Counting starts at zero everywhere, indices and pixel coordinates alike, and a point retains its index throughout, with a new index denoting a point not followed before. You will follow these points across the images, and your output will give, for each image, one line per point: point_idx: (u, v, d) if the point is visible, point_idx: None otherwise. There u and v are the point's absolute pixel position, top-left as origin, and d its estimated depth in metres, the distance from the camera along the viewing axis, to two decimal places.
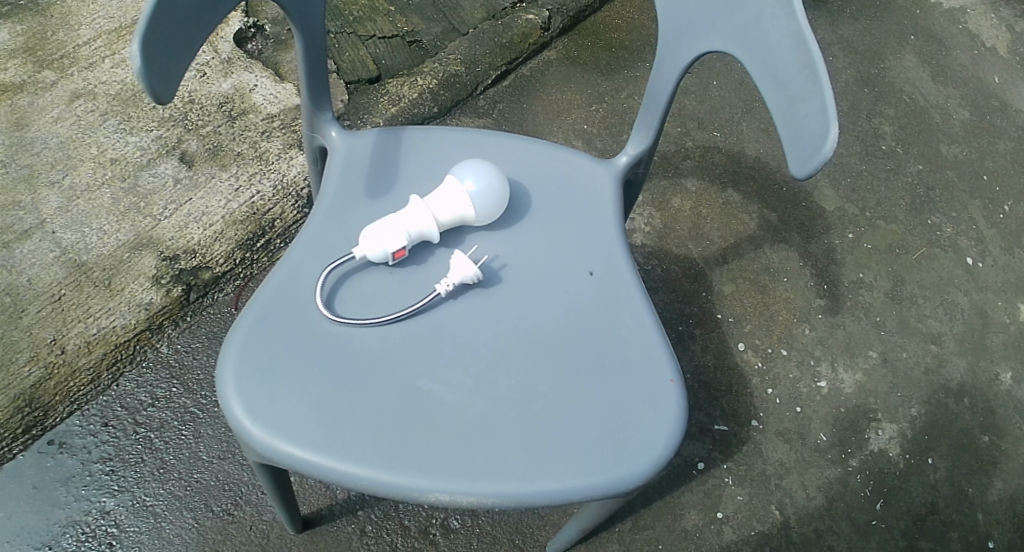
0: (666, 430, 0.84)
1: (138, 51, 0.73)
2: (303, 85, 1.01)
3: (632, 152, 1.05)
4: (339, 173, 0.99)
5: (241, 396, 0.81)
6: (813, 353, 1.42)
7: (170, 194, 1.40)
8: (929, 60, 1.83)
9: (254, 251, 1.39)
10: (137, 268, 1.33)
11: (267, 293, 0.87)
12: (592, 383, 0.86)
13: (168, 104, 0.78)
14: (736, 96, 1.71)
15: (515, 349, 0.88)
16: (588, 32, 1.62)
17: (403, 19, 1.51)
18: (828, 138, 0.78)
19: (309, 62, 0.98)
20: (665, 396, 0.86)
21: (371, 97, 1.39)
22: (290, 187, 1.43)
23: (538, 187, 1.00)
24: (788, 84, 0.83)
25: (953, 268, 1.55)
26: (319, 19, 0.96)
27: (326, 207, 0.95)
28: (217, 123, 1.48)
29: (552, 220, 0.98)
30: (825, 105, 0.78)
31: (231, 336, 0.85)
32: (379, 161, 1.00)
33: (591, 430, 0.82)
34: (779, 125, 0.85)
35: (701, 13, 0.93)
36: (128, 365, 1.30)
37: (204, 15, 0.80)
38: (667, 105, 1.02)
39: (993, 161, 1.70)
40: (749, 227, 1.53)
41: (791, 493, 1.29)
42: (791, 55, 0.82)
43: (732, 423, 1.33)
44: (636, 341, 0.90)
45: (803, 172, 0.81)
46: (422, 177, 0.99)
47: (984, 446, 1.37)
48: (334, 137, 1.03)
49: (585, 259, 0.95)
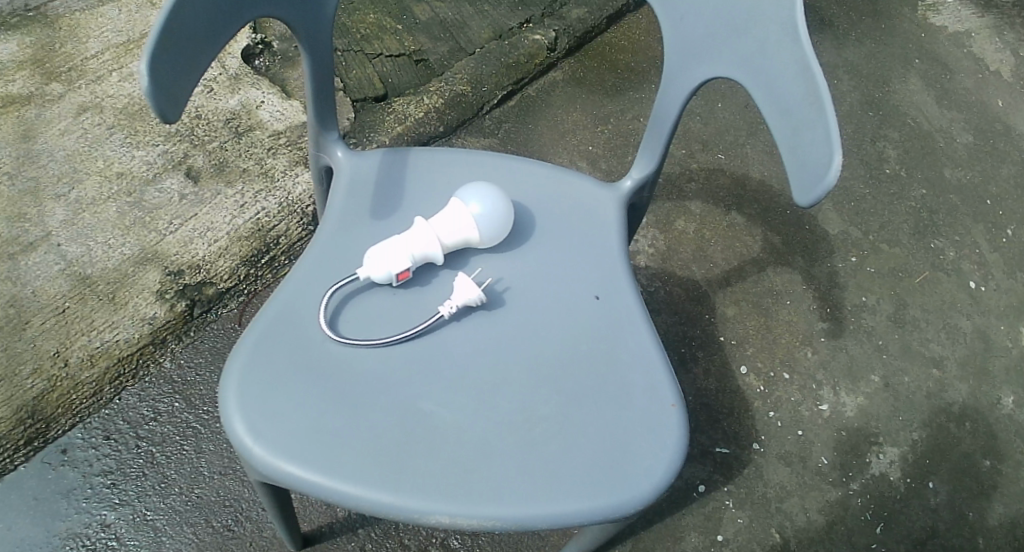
0: (667, 456, 0.84)
1: (145, 70, 0.73)
2: (310, 105, 1.01)
3: (636, 177, 1.06)
4: (343, 193, 0.99)
5: (242, 414, 0.81)
6: (815, 377, 1.42)
7: (176, 209, 1.40)
8: (933, 84, 1.84)
9: (259, 268, 1.39)
10: (140, 282, 1.33)
11: (271, 314, 0.88)
12: (594, 406, 0.86)
13: (175, 122, 0.78)
14: (741, 119, 1.71)
15: (517, 373, 0.88)
16: (594, 53, 1.62)
17: (410, 38, 1.52)
18: (832, 166, 0.78)
19: (317, 83, 0.98)
20: (666, 422, 0.86)
21: (376, 115, 1.40)
22: (295, 203, 1.43)
23: (543, 211, 1.00)
24: (793, 111, 0.83)
25: (955, 292, 1.55)
26: (327, 42, 0.97)
27: (331, 228, 0.96)
28: (223, 139, 1.48)
29: (557, 244, 0.98)
30: (829, 134, 0.78)
31: (233, 356, 0.85)
32: (384, 183, 1.00)
33: (592, 454, 0.83)
34: (783, 151, 0.85)
35: (706, 38, 0.93)
36: (131, 379, 1.30)
37: (212, 33, 0.80)
38: (672, 132, 1.02)
39: (996, 186, 1.70)
40: (753, 249, 1.54)
41: (791, 516, 1.29)
42: (795, 82, 0.82)
43: (733, 446, 1.33)
44: (638, 367, 0.90)
45: (808, 200, 0.81)
46: (426, 198, 1.00)
47: (984, 470, 1.38)
48: (340, 156, 1.03)
49: (589, 284, 0.96)
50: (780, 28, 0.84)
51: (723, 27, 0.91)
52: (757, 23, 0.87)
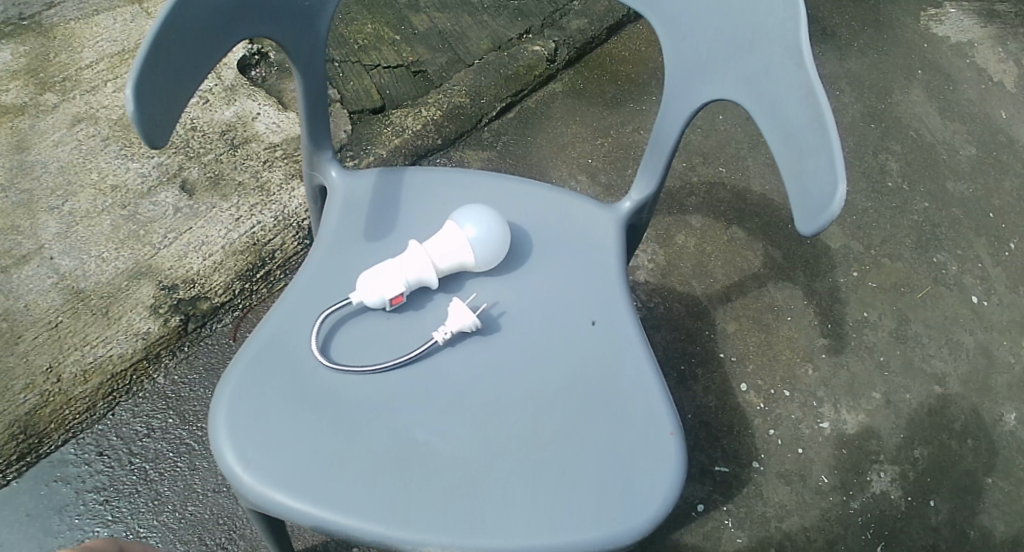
0: (665, 487, 0.82)
1: (132, 94, 0.71)
2: (303, 124, 0.99)
3: (635, 198, 1.04)
4: (338, 214, 0.98)
5: (232, 442, 0.80)
6: (816, 394, 1.40)
7: (170, 222, 1.39)
8: (935, 95, 1.82)
9: (254, 282, 1.38)
10: (134, 296, 1.31)
11: (263, 338, 0.86)
12: (591, 434, 0.84)
13: (161, 146, 0.76)
14: (742, 132, 1.70)
15: (513, 400, 0.86)
16: (594, 65, 1.60)
17: (408, 49, 1.50)
18: (836, 195, 0.76)
19: (310, 102, 0.97)
20: (664, 450, 0.85)
21: (373, 127, 1.38)
22: (291, 217, 1.42)
23: (540, 233, 0.99)
24: (796, 137, 0.81)
25: (958, 307, 1.54)
26: (321, 61, 0.95)
27: (324, 250, 0.94)
28: (219, 151, 1.47)
29: (554, 268, 0.97)
30: (834, 162, 0.76)
31: (225, 381, 0.83)
32: (379, 203, 0.99)
33: (588, 483, 0.81)
34: (786, 179, 0.83)
35: (708, 61, 0.92)
36: (125, 395, 1.28)
37: (199, 55, 0.78)
38: (672, 153, 1.00)
39: (999, 199, 1.69)
40: (754, 265, 1.52)
41: (790, 535, 1.27)
42: (800, 108, 0.80)
43: (733, 464, 1.31)
44: (636, 395, 0.88)
45: (811, 229, 0.79)
46: (422, 220, 0.98)
47: (986, 488, 1.36)
48: (334, 176, 1.02)
49: (587, 308, 0.94)
50: (784, 51, 0.82)
51: (725, 50, 0.90)
52: (761, 46, 0.85)
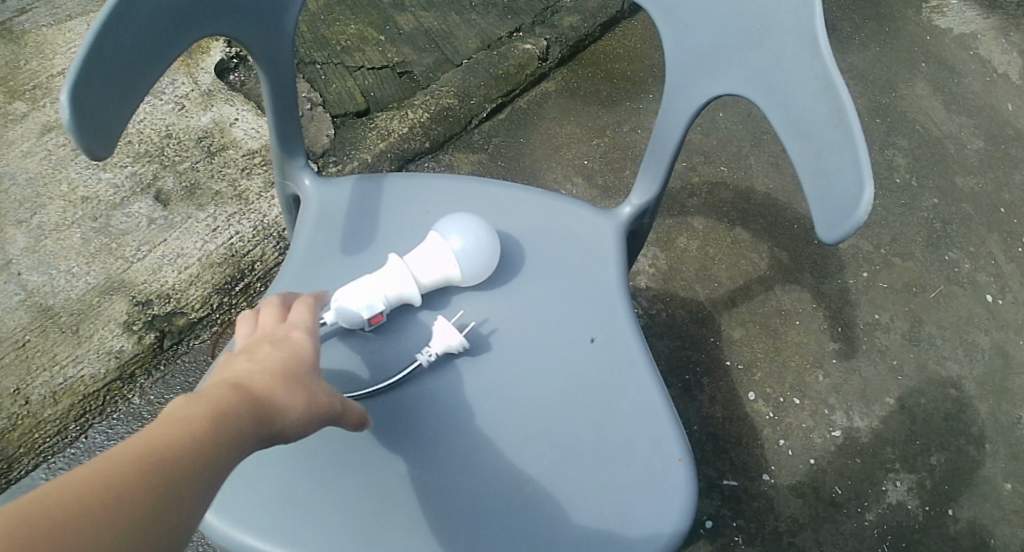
0: (670, 517, 0.76)
1: (66, 99, 0.65)
2: (271, 130, 0.93)
3: (636, 203, 0.98)
4: (311, 227, 0.91)
5: None
6: (828, 402, 1.34)
7: (144, 234, 1.32)
8: (940, 88, 1.77)
9: (233, 296, 1.30)
10: (105, 313, 1.24)
11: None
12: (588, 462, 0.78)
13: (105, 157, 0.70)
14: (743, 128, 1.62)
15: (504, 425, 0.80)
16: (588, 63, 1.54)
17: (393, 49, 1.43)
18: (862, 201, 0.71)
19: (277, 107, 0.90)
20: (669, 479, 0.78)
21: (357, 131, 1.32)
22: (271, 227, 1.36)
23: (533, 242, 0.92)
24: (814, 135, 0.75)
25: (972, 306, 1.48)
26: (287, 62, 0.89)
27: (296, 267, 0.88)
28: (195, 159, 1.40)
29: (548, 280, 0.90)
30: (858, 161, 0.71)
31: None
32: (356, 214, 0.92)
33: (584, 517, 0.75)
34: (805, 179, 0.78)
35: (713, 52, 0.86)
36: (98, 417, 1.20)
37: (150, 56, 0.72)
38: (675, 154, 0.94)
39: (1010, 192, 1.63)
40: (759, 267, 1.45)
41: (804, 551, 1.21)
42: (817, 101, 0.74)
43: (742, 478, 1.25)
44: (638, 417, 0.81)
45: (834, 236, 0.74)
46: (404, 232, 0.92)
47: (1006, 494, 1.31)
48: (307, 186, 0.96)
49: (584, 323, 0.87)
50: (798, 41, 0.76)
51: (732, 40, 0.84)
52: (772, 36, 0.79)
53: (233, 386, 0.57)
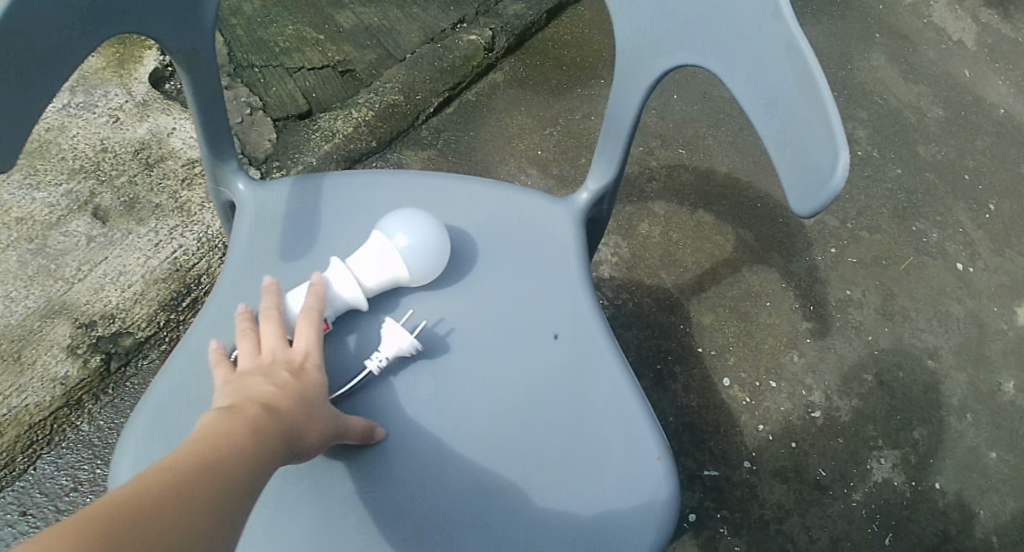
0: (646, 523, 0.71)
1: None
2: (199, 135, 0.86)
3: (592, 189, 0.93)
4: (249, 236, 0.86)
5: None
6: (805, 382, 1.30)
7: (83, 254, 1.19)
8: (896, 59, 1.75)
9: (181, 312, 1.20)
10: (47, 338, 1.13)
11: (167, 388, 0.75)
12: (557, 468, 0.74)
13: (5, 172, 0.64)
14: (699, 109, 1.59)
15: (465, 434, 0.75)
16: (536, 51, 1.50)
17: (334, 48, 1.38)
18: (836, 170, 0.68)
19: (203, 109, 0.84)
20: (645, 479, 0.73)
21: (301, 134, 1.26)
22: (216, 238, 1.25)
23: (488, 236, 0.87)
24: (779, 106, 0.72)
25: (943, 275, 1.46)
26: (209, 58, 0.81)
27: (234, 280, 0.82)
28: (133, 173, 1.27)
29: (504, 278, 0.84)
30: (833, 131, 0.67)
31: (126, 442, 0.73)
32: (297, 219, 0.87)
33: (555, 526, 0.71)
34: (775, 152, 0.75)
35: (665, 22, 0.81)
36: (45, 447, 1.11)
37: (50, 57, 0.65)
38: (631, 135, 0.90)
39: (973, 159, 1.62)
40: (726, 249, 1.41)
41: (792, 537, 1.17)
42: (781, 72, 0.70)
43: (722, 467, 1.21)
44: (606, 418, 0.77)
45: (810, 209, 0.71)
46: (350, 235, 0.86)
47: (992, 464, 1.29)
48: (243, 192, 0.89)
49: (545, 319, 0.82)
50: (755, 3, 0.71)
51: (683, 7, 0.79)
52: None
53: (265, 407, 0.61)
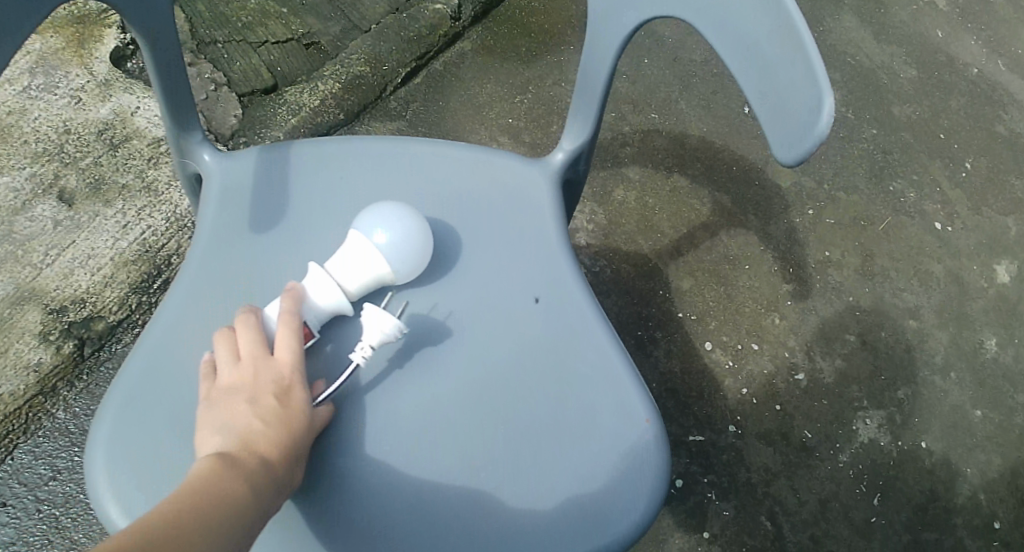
0: (639, 491, 0.69)
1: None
2: (159, 101, 0.80)
3: (568, 148, 0.89)
4: (216, 208, 0.80)
5: (115, 496, 0.64)
6: (787, 344, 1.29)
7: (50, 238, 1.16)
8: (868, 19, 1.73)
9: (153, 294, 1.16)
10: (18, 325, 1.10)
11: (136, 365, 0.69)
12: (550, 437, 0.70)
13: None
14: (671, 74, 1.57)
15: (450, 405, 0.70)
16: (503, 19, 1.48)
17: (297, 20, 1.35)
18: (821, 112, 0.65)
19: (164, 76, 0.78)
20: (638, 445, 0.71)
21: (267, 109, 1.23)
22: (185, 218, 1.22)
23: (466, 197, 0.82)
24: (760, 51, 0.69)
25: (922, 235, 1.45)
26: (168, 20, 0.76)
27: (201, 253, 0.76)
28: (98, 154, 1.23)
29: (483, 239, 0.79)
30: (816, 75, 0.65)
31: (96, 424, 0.67)
32: (265, 188, 0.81)
33: (552, 498, 0.67)
34: (756, 100, 0.72)
35: None
36: (22, 436, 1.07)
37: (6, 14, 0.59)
38: (606, 91, 0.86)
39: (948, 118, 1.61)
40: (703, 214, 1.40)
41: (780, 500, 1.17)
42: (764, 14, 0.68)
43: (707, 431, 1.19)
44: (597, 383, 0.73)
45: (795, 156, 0.69)
46: (321, 201, 0.80)
47: (977, 421, 1.29)
48: (207, 161, 0.83)
49: (528, 283, 0.78)
50: None
51: None
52: None
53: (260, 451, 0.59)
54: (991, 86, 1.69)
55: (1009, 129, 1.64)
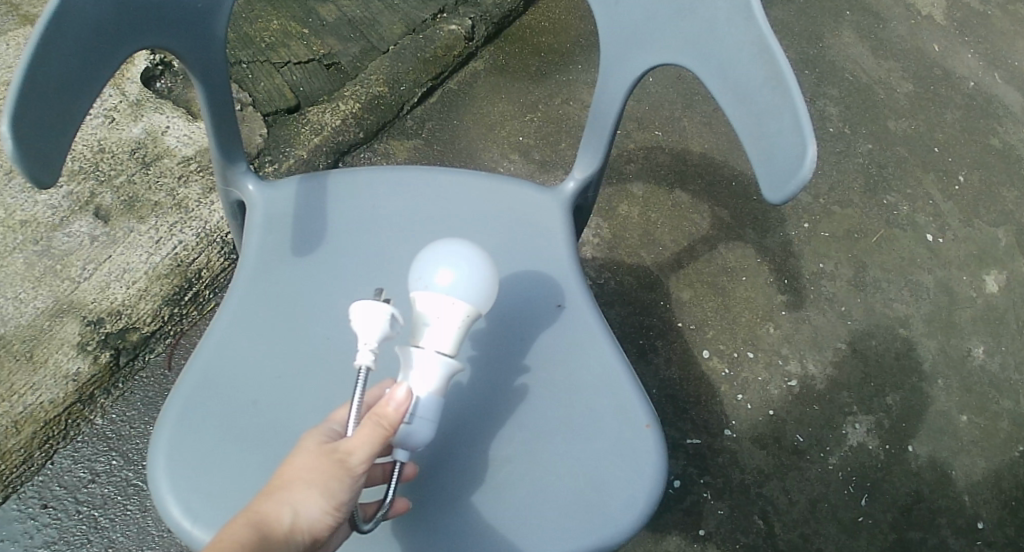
0: (644, 486, 0.74)
1: (7, 131, 0.62)
2: (209, 133, 0.87)
3: (580, 176, 0.96)
4: (260, 232, 0.87)
5: (176, 496, 0.70)
6: (781, 352, 1.36)
7: (87, 252, 1.23)
8: (867, 35, 1.80)
9: (183, 306, 1.25)
10: (58, 336, 1.16)
11: (193, 377, 0.76)
12: (561, 439, 0.76)
13: (55, 184, 0.67)
14: (673, 92, 1.64)
15: (470, 412, 0.76)
16: (514, 39, 1.55)
17: (319, 41, 1.42)
18: (806, 158, 0.71)
19: (215, 110, 0.85)
20: (642, 445, 0.77)
21: (290, 128, 1.30)
22: (214, 233, 1.29)
23: (485, 224, 0.89)
24: (751, 98, 0.75)
25: (914, 247, 1.51)
26: (221, 58, 0.83)
27: (247, 273, 0.84)
28: (131, 172, 1.31)
29: (501, 261, 0.87)
30: (799, 122, 0.71)
31: (157, 431, 0.74)
32: (305, 215, 0.88)
33: (564, 493, 0.73)
34: (746, 144, 0.77)
35: (645, 21, 0.84)
36: (62, 441, 1.15)
37: (87, 68, 0.67)
38: (615, 126, 0.93)
39: (942, 132, 1.67)
40: (702, 227, 1.47)
41: (772, 500, 1.23)
42: (753, 65, 0.74)
43: (704, 435, 1.26)
44: (606, 390, 0.79)
45: (781, 196, 0.74)
46: (354, 228, 0.88)
47: (962, 425, 1.35)
48: (251, 190, 0.90)
49: (542, 301, 0.85)
50: (731, 5, 0.75)
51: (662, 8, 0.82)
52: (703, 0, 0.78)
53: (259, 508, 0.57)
54: (986, 99, 1.75)
55: (1002, 141, 1.70)
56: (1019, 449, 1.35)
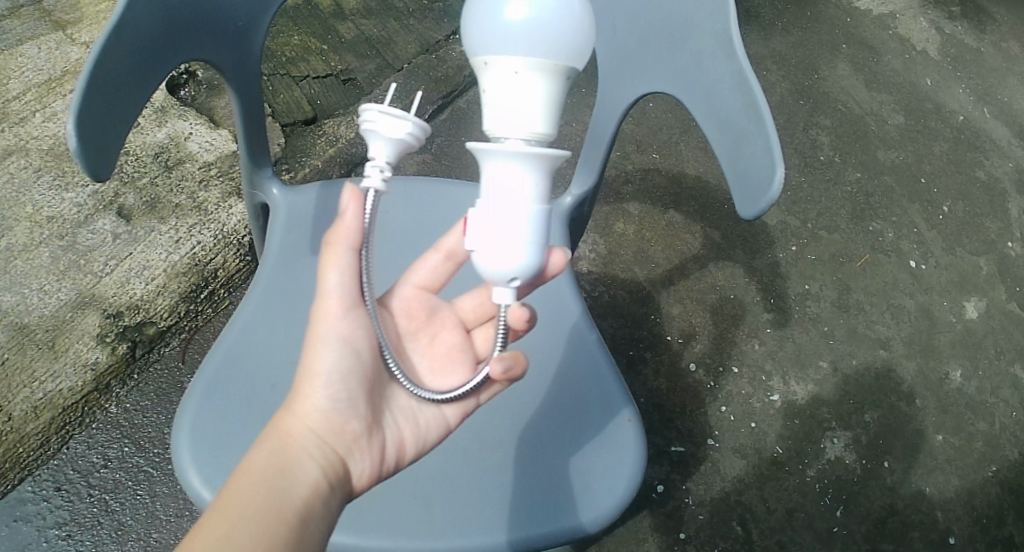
0: (624, 473, 0.84)
1: (73, 128, 0.70)
2: (241, 141, 0.94)
3: (575, 192, 1.03)
4: (281, 232, 0.95)
5: (198, 468, 0.78)
6: (765, 368, 1.43)
7: (110, 249, 1.30)
8: (861, 68, 1.89)
9: (199, 303, 1.33)
10: (79, 327, 1.24)
11: (215, 361, 0.84)
12: (551, 431, 0.85)
13: (108, 178, 0.75)
14: (672, 117, 1.72)
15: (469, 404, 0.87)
16: None
17: (336, 57, 1.50)
18: (776, 179, 0.78)
19: (248, 122, 0.92)
20: (622, 437, 0.86)
21: (307, 139, 1.39)
22: (231, 235, 1.37)
23: None
24: (731, 122, 0.82)
25: (897, 272, 1.58)
26: (256, 74, 0.90)
27: (268, 269, 0.91)
28: (153, 174, 1.39)
29: None
30: (771, 148, 0.78)
31: (181, 410, 0.81)
32: (322, 218, 0.96)
33: (550, 477, 0.83)
34: (725, 164, 0.84)
35: (641, 54, 0.91)
36: (78, 427, 1.22)
37: (139, 77, 0.75)
38: (610, 140, 0.99)
39: (930, 163, 1.75)
40: (694, 247, 1.55)
41: (750, 507, 1.30)
42: (732, 94, 0.81)
43: (688, 443, 1.33)
44: (593, 388, 0.89)
45: (753, 212, 0.81)
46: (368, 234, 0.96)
47: (936, 445, 1.41)
48: (276, 195, 0.98)
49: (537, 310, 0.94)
50: (715, 42, 0.82)
51: (656, 41, 0.90)
52: (691, 36, 0.85)
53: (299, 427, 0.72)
54: (974, 133, 1.83)
55: (988, 174, 1.77)
56: (992, 468, 1.41)
